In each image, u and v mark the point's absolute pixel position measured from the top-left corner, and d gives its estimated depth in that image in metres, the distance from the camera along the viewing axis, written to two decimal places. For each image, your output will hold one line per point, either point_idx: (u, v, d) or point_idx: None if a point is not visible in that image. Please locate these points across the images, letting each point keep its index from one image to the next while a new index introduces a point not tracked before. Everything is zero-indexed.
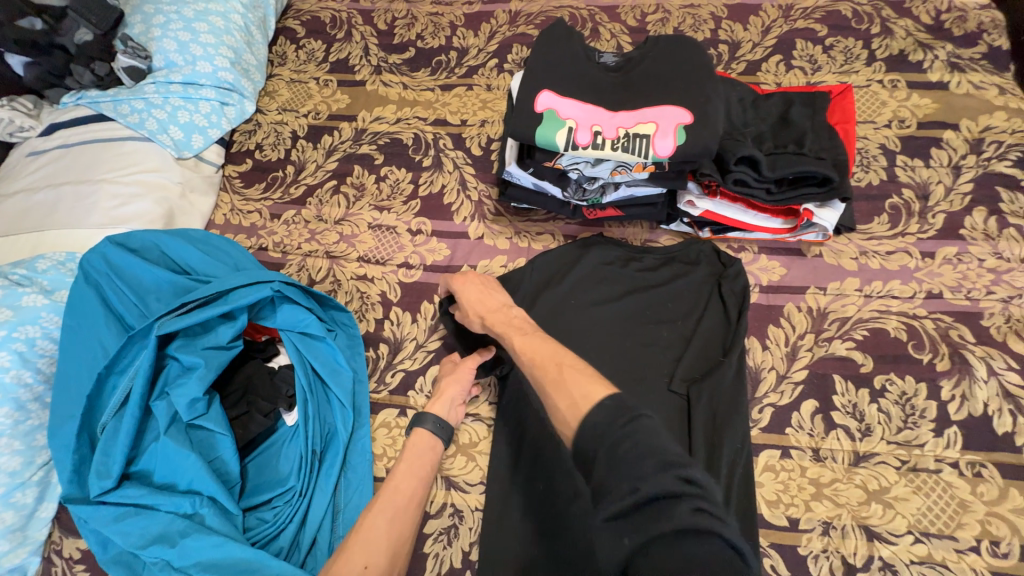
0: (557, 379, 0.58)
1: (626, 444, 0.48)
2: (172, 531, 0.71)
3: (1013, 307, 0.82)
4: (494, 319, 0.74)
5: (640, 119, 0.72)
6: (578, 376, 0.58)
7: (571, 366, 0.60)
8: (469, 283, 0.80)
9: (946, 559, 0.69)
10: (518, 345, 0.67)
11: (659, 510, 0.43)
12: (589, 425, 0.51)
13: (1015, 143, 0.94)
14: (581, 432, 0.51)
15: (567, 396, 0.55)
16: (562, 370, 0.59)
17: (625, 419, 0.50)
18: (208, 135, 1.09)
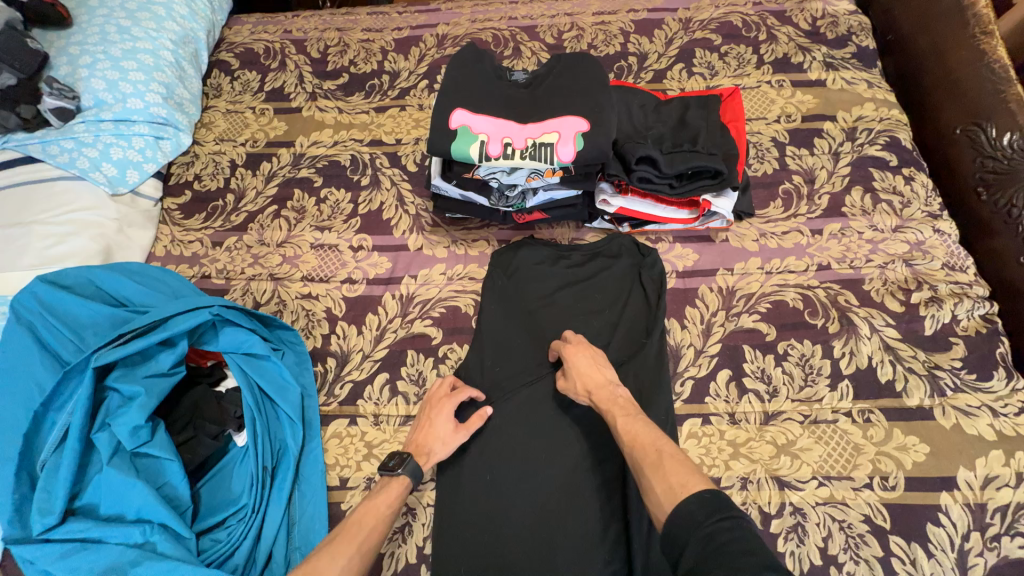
0: (657, 464, 0.63)
1: (720, 538, 0.51)
2: (120, 563, 0.70)
3: (888, 271, 0.94)
4: (600, 396, 0.77)
5: (545, 129, 0.80)
6: (678, 465, 0.62)
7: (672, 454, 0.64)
8: (581, 355, 0.82)
9: (846, 497, 0.78)
10: (623, 426, 0.71)
11: None
12: (682, 511, 0.55)
13: (883, 129, 1.07)
14: (673, 518, 0.56)
15: (664, 481, 0.60)
16: (663, 457, 0.64)
17: (725, 520, 0.53)
18: (143, 170, 1.10)
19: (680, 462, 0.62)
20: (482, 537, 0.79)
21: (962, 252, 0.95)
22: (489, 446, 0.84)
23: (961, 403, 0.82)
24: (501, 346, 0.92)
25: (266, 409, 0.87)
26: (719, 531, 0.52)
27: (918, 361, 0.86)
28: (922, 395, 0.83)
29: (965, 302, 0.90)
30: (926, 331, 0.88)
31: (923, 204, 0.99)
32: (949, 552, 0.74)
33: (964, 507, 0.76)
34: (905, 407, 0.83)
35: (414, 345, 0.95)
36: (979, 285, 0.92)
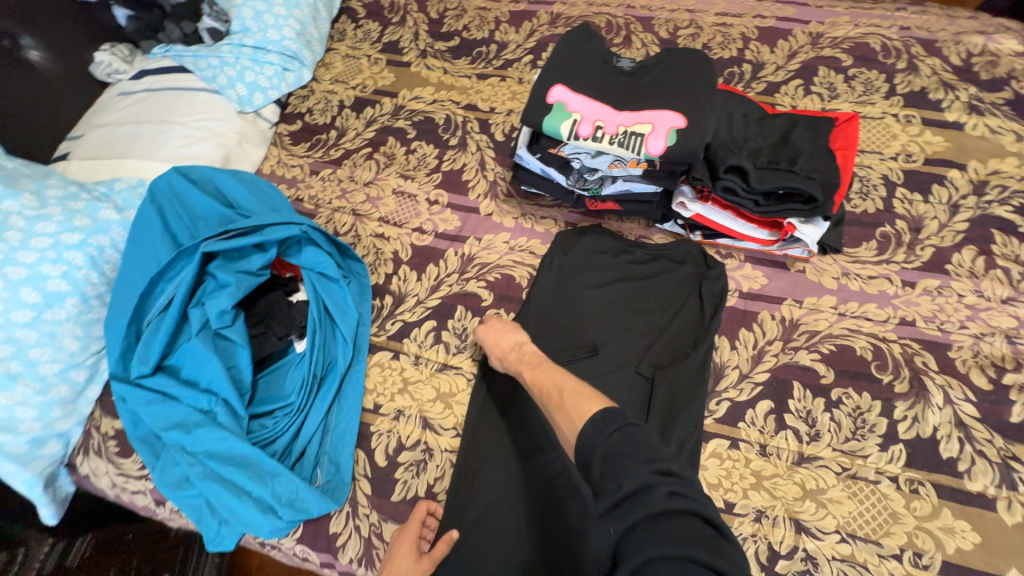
0: (559, 404, 0.69)
1: (614, 449, 0.57)
2: (189, 420, 0.85)
3: (983, 344, 0.84)
4: (509, 357, 0.82)
5: (639, 120, 0.80)
6: (577, 400, 0.67)
7: (571, 392, 0.70)
8: (493, 325, 0.88)
9: (867, 561, 0.74)
10: None
11: (636, 505, 0.51)
12: (582, 437, 0.61)
13: (1021, 190, 0.95)
14: (577, 444, 0.61)
15: (567, 418, 0.66)
16: (563, 397, 0.70)
17: (615, 431, 0.59)
18: (267, 95, 1.24)
19: (580, 395, 0.68)
20: (487, 489, 0.81)
21: None
22: (514, 410, 0.87)
23: None
24: (544, 323, 0.95)
25: (325, 325, 0.97)
26: (611, 444, 0.58)
27: (992, 446, 0.78)
28: (986, 482, 0.76)
29: None
30: (1013, 417, 0.79)
31: None
32: None
33: None
34: (963, 490, 0.76)
35: (465, 302, 1.00)
36: None
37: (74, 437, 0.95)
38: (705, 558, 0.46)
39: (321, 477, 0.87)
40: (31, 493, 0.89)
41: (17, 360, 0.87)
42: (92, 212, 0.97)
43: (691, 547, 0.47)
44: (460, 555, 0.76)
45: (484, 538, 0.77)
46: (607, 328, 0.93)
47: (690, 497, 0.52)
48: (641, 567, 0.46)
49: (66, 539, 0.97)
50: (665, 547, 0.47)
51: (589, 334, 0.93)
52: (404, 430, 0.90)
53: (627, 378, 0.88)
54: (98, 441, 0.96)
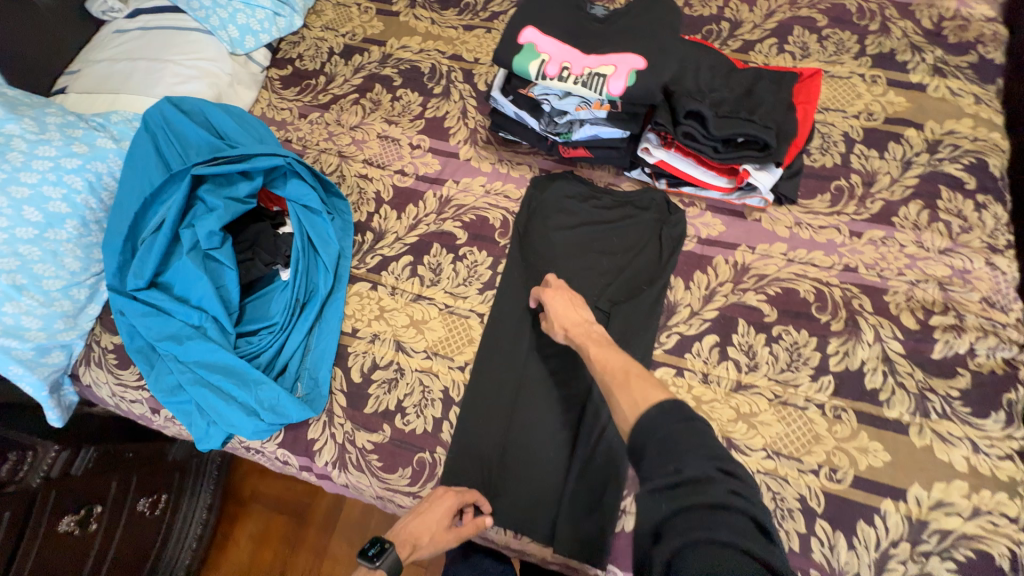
0: (623, 383, 0.71)
1: (676, 435, 0.60)
2: (181, 333, 0.93)
3: (917, 290, 0.90)
4: (576, 332, 0.83)
5: (603, 62, 0.85)
6: (643, 384, 0.70)
7: (637, 375, 0.72)
8: (558, 297, 0.88)
9: (788, 475, 0.82)
10: (595, 355, 0.79)
11: (695, 493, 0.55)
12: (643, 422, 0.64)
13: (972, 150, 1.00)
14: (636, 427, 0.64)
15: (630, 400, 0.68)
16: (630, 378, 0.72)
17: (683, 421, 0.61)
18: (258, 39, 1.27)
19: (647, 380, 0.70)
20: (481, 393, 0.92)
21: (1010, 293, 0.90)
22: (493, 330, 0.96)
23: (942, 428, 0.81)
24: (533, 259, 1.01)
25: (309, 255, 1.03)
26: (677, 432, 0.60)
27: (913, 379, 0.85)
28: (903, 409, 0.83)
29: (990, 339, 0.86)
30: (935, 354, 0.86)
31: (986, 234, 0.93)
32: (871, 551, 0.76)
33: (903, 518, 0.77)
34: (880, 415, 0.83)
35: (440, 240, 1.06)
36: (1015, 329, 0.87)
37: (76, 350, 1.04)
38: (755, 553, 0.50)
39: (301, 389, 0.95)
40: (39, 396, 0.97)
41: (22, 273, 0.94)
42: (89, 139, 1.02)
43: (735, 541, 0.51)
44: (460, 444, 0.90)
45: (489, 431, 0.90)
46: (574, 266, 0.99)
47: (746, 499, 0.55)
48: (682, 548, 0.52)
49: (70, 450, 1.03)
50: (710, 536, 0.51)
51: (560, 271, 0.99)
52: (379, 352, 0.98)
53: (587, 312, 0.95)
54: (99, 355, 1.04)
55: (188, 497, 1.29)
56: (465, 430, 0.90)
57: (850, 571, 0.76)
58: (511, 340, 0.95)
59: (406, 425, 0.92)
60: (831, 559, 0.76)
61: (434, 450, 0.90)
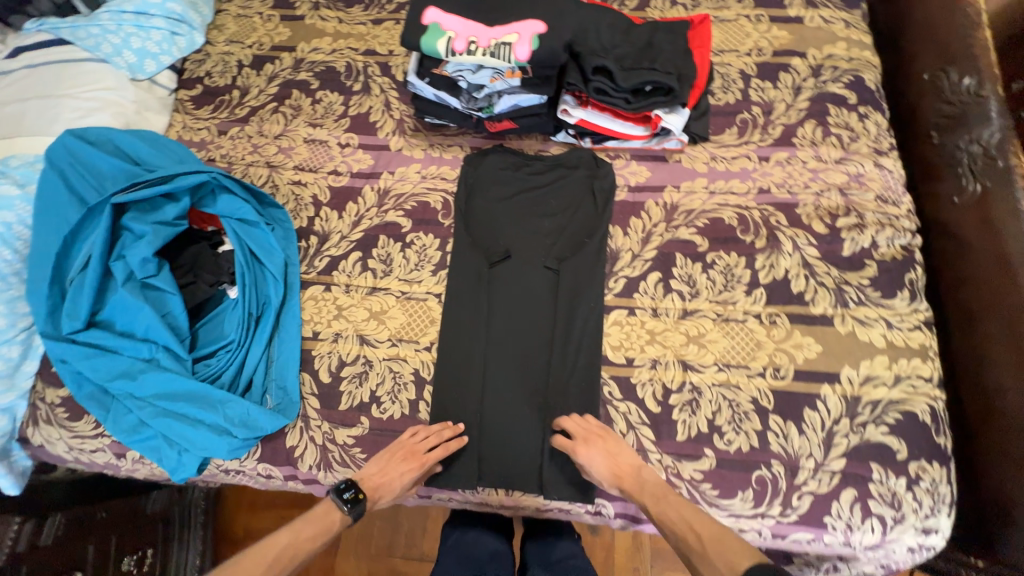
0: (702, 551, 0.72)
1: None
2: (133, 368, 0.90)
3: (823, 199, 1.01)
4: (630, 485, 0.82)
5: (507, 31, 0.92)
6: (723, 545, 0.71)
7: (714, 539, 0.73)
8: (595, 450, 0.83)
9: (740, 382, 0.90)
10: (656, 512, 0.78)
11: None
12: None
13: (849, 69, 1.11)
14: None
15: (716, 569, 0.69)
16: (704, 543, 0.73)
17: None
18: (159, 61, 1.22)
19: (722, 542, 0.72)
20: (451, 368, 0.95)
21: (898, 188, 1.01)
22: (452, 306, 0.99)
23: (860, 314, 0.92)
24: (479, 233, 1.04)
25: (254, 267, 1.01)
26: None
27: (830, 276, 0.94)
28: (826, 304, 0.93)
29: (888, 231, 0.97)
30: (845, 252, 0.96)
31: (871, 140, 1.05)
32: (818, 432, 0.86)
33: (841, 398, 0.87)
34: (809, 313, 0.92)
35: (386, 231, 1.07)
36: (907, 218, 0.99)
37: (19, 411, 0.98)
38: None
39: (271, 401, 0.95)
40: None
41: None
42: None
43: None
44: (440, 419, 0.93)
45: (467, 402, 0.94)
46: (519, 233, 1.03)
47: None
48: None
49: (36, 520, 0.99)
50: None
51: (506, 240, 1.03)
52: (344, 349, 0.98)
53: (538, 273, 1.00)
54: (45, 411, 0.99)
55: (176, 549, 1.23)
56: (443, 405, 0.94)
57: (804, 453, 0.85)
58: (471, 311, 0.98)
59: (384, 413, 0.94)
60: (787, 446, 0.85)
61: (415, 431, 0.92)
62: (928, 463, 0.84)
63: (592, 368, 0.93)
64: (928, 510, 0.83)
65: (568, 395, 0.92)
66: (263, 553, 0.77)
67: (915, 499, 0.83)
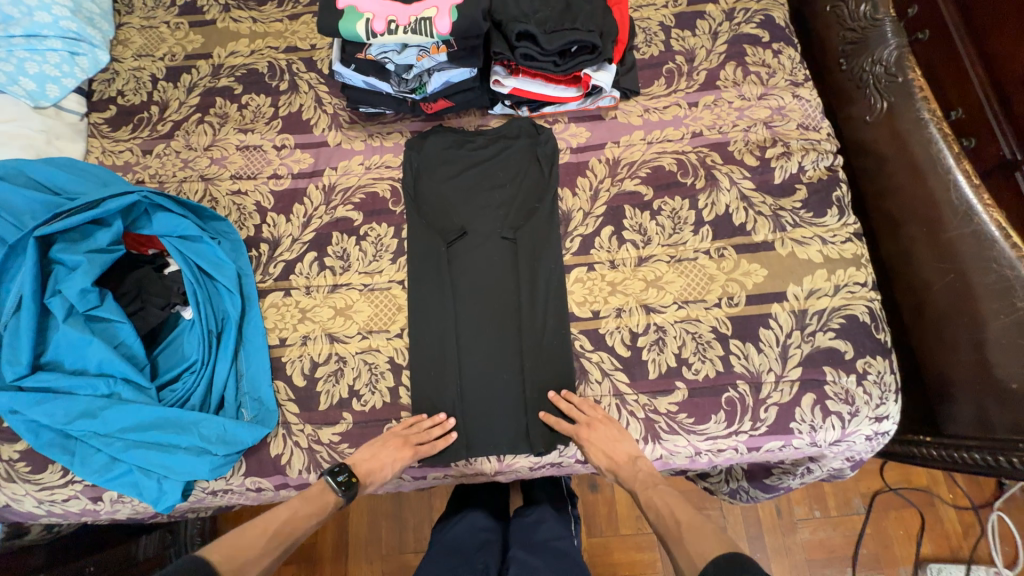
0: (676, 535, 0.78)
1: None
2: (93, 405, 0.86)
3: (751, 134, 1.06)
4: (624, 473, 0.88)
5: (426, 6, 0.89)
6: (697, 535, 0.76)
7: (691, 527, 0.78)
8: (597, 436, 0.88)
9: (699, 315, 0.95)
10: (644, 497, 0.86)
11: None
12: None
13: (759, 9, 1.17)
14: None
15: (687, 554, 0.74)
16: (681, 529, 0.78)
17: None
18: (62, 85, 1.14)
19: (698, 531, 0.77)
20: (426, 349, 0.97)
21: (817, 115, 1.08)
22: (417, 289, 1.00)
23: (798, 235, 0.98)
24: (432, 214, 1.05)
25: (205, 284, 0.98)
26: None
27: (766, 205, 1.01)
28: (766, 231, 0.99)
29: (813, 155, 1.04)
30: (777, 180, 1.02)
31: (788, 74, 1.11)
32: (775, 347, 0.92)
33: (790, 314, 0.94)
34: (752, 242, 0.98)
35: (338, 227, 1.06)
36: (828, 141, 1.06)
37: None
38: None
39: (248, 414, 0.93)
40: None
41: None
42: None
43: None
44: (423, 399, 0.94)
45: (446, 378, 0.95)
46: (472, 208, 1.04)
47: None
48: None
49: None
50: None
51: (460, 218, 1.04)
52: (314, 350, 0.97)
53: (496, 244, 1.02)
54: (3, 468, 0.93)
55: None
56: (423, 384, 0.95)
57: (765, 369, 0.91)
58: (437, 291, 0.99)
59: (365, 405, 0.94)
60: (748, 365, 0.92)
61: (399, 416, 0.93)
62: (873, 358, 0.92)
63: (561, 325, 0.97)
64: (878, 400, 0.91)
65: (543, 356, 0.96)
66: (257, 533, 0.78)
67: (866, 392, 0.91)
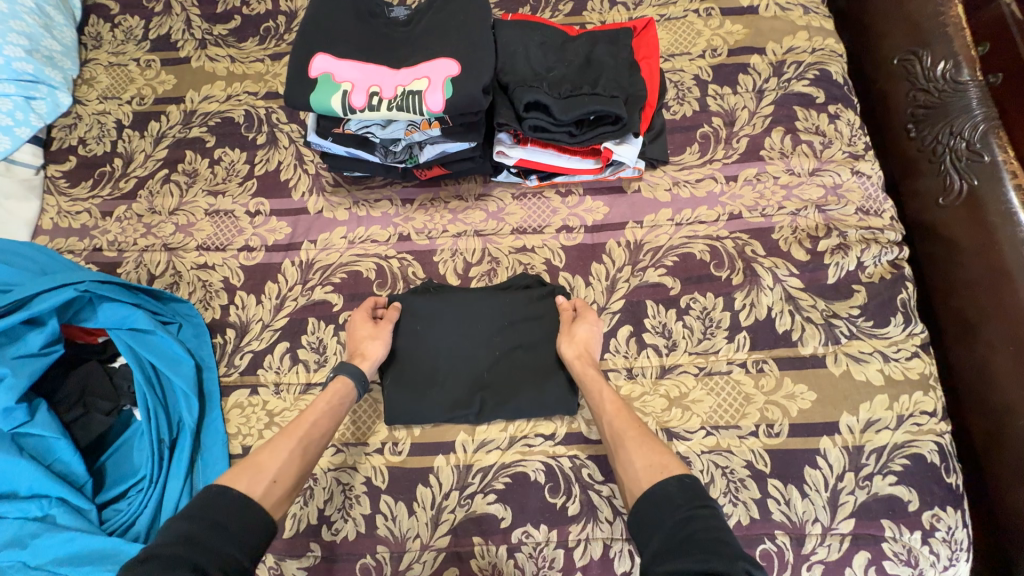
0: (632, 439, 0.68)
1: (671, 491, 0.59)
2: (22, 535, 0.74)
3: (800, 219, 0.90)
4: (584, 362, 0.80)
5: (416, 76, 0.74)
6: (649, 444, 0.66)
7: (649, 435, 0.68)
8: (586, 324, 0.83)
9: (731, 445, 0.80)
10: (609, 402, 0.74)
11: (711, 547, 0.52)
12: (661, 490, 0.59)
13: (814, 62, 0.99)
14: (649, 497, 0.60)
15: (643, 458, 0.65)
16: (626, 438, 0.68)
17: (701, 508, 0.57)
18: (15, 135, 1.02)
19: (648, 442, 0.67)
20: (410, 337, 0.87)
21: (880, 196, 0.91)
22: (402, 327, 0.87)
23: (853, 349, 0.83)
24: (418, 361, 0.86)
25: (159, 383, 0.86)
26: (679, 522, 0.56)
27: (817, 310, 0.85)
28: (816, 343, 0.83)
29: (874, 248, 0.88)
30: (830, 279, 0.87)
31: (845, 144, 0.94)
32: (823, 492, 0.77)
33: (842, 450, 0.78)
34: (798, 355, 0.83)
35: (315, 312, 0.92)
36: (892, 230, 0.89)
37: None
38: None
39: None
40: None
41: None
42: None
43: None
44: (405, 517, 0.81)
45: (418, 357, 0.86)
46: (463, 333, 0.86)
47: None
48: None
49: None
50: None
51: (454, 387, 0.84)
52: None
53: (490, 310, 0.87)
54: None
55: None
56: (407, 484, 0.82)
57: (809, 518, 0.76)
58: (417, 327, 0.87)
59: (336, 534, 0.81)
60: (790, 513, 0.76)
61: (375, 551, 0.80)
62: (942, 510, 0.76)
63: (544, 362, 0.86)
64: (947, 561, 0.75)
65: (541, 484, 0.81)
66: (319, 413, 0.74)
67: (932, 552, 0.75)
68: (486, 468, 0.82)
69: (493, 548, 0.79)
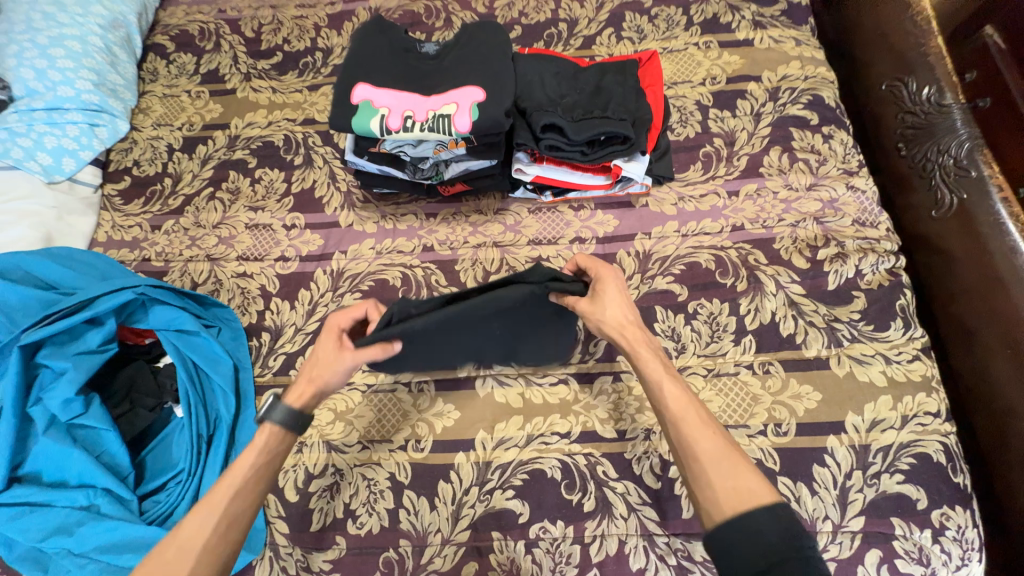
0: (714, 455, 0.60)
1: (763, 520, 0.54)
2: (70, 522, 0.79)
3: (799, 230, 0.96)
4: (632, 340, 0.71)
5: (446, 101, 0.84)
6: (736, 463, 0.59)
7: (736, 450, 0.61)
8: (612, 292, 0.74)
9: (740, 443, 0.83)
10: (670, 394, 0.66)
11: None
12: (752, 521, 0.54)
13: (807, 88, 1.07)
14: (739, 524, 0.54)
15: (728, 480, 0.58)
16: (707, 455, 0.60)
17: (796, 546, 0.52)
18: (79, 157, 1.13)
19: (733, 462, 0.60)
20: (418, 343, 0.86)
21: (875, 209, 0.97)
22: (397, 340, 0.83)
23: (856, 352, 0.87)
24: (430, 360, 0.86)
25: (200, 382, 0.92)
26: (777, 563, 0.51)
27: (819, 315, 0.89)
28: (819, 346, 0.87)
29: (871, 257, 0.93)
30: (830, 286, 0.92)
31: (839, 161, 1.01)
32: (831, 490, 0.79)
33: (849, 449, 0.81)
34: (803, 358, 0.87)
35: None
36: (888, 240, 0.95)
37: None
38: None
39: None
40: None
41: None
42: None
43: None
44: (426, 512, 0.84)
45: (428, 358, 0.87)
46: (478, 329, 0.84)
47: None
48: None
49: None
50: None
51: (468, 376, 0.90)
52: (310, 460, 0.89)
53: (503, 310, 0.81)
54: None
55: None
56: (429, 480, 0.86)
57: (820, 516, 0.78)
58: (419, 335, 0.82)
59: (361, 528, 0.84)
60: (800, 510, 0.79)
61: (398, 545, 0.83)
62: (951, 509, 0.78)
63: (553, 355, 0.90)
64: (959, 560, 0.76)
65: (558, 481, 0.85)
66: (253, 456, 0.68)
67: (943, 551, 0.76)
68: (505, 465, 0.86)
69: (511, 543, 0.82)
